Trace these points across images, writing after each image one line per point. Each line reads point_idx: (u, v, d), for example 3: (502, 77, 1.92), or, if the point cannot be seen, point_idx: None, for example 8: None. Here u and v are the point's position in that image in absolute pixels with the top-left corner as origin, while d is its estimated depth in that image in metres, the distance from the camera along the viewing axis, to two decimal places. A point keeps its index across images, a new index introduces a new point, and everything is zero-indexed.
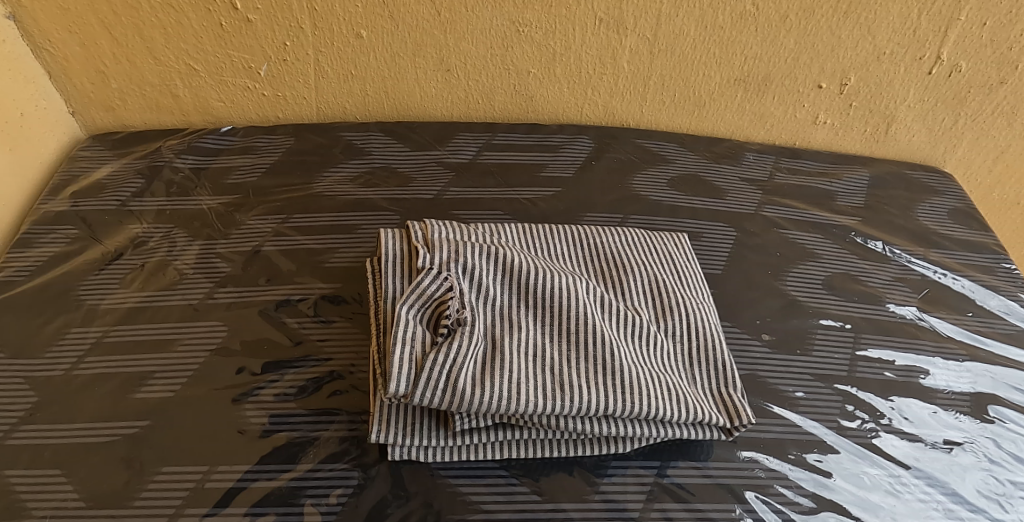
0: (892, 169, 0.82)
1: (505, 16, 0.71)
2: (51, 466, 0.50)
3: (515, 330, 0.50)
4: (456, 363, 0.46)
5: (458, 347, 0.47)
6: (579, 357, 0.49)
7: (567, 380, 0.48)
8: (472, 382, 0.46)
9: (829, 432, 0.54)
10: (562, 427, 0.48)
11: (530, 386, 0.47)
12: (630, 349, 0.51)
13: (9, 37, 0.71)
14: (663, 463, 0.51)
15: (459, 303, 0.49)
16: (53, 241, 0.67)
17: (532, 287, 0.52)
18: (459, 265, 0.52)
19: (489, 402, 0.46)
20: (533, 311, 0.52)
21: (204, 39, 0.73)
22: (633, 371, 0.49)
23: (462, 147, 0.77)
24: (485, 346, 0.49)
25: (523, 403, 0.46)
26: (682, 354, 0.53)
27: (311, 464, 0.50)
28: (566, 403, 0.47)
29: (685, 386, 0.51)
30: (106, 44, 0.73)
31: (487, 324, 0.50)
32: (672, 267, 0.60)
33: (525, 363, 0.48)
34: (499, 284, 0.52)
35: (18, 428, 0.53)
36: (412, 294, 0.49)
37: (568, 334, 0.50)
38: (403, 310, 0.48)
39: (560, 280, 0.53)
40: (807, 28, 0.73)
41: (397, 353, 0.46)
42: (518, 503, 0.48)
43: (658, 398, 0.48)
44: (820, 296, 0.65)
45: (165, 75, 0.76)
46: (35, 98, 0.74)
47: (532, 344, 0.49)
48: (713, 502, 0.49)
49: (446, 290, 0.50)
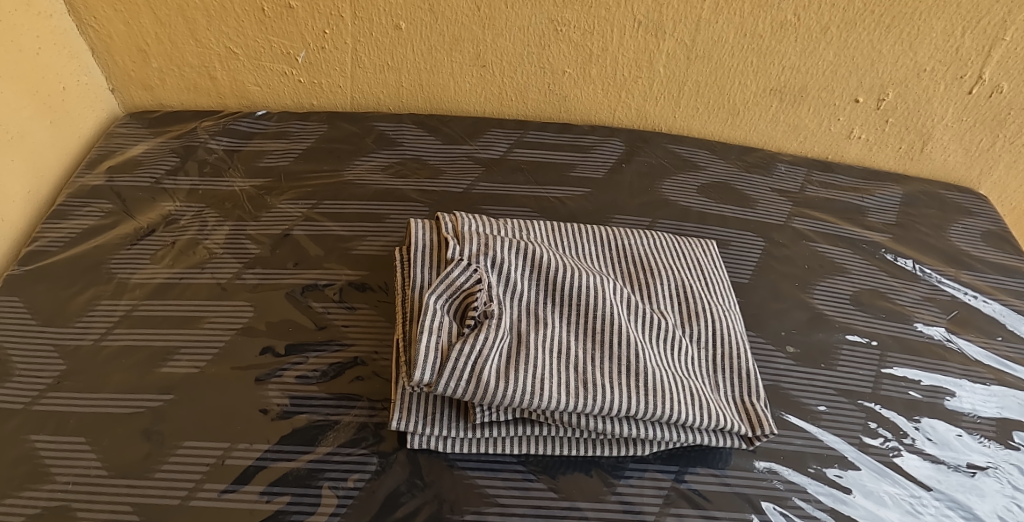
0: (925, 188, 0.81)
1: (544, 15, 0.72)
2: (76, 434, 0.51)
3: (541, 326, 0.50)
4: (481, 354, 0.46)
5: (484, 339, 0.47)
6: (605, 355, 0.49)
7: (590, 378, 0.48)
8: (496, 374, 0.46)
9: (851, 448, 0.54)
10: (583, 426, 0.48)
11: (554, 382, 0.47)
12: (656, 352, 0.51)
13: (56, 12, 0.72)
14: (681, 468, 0.51)
15: (487, 294, 0.50)
16: (87, 214, 0.69)
17: (560, 284, 0.52)
18: (488, 258, 0.52)
19: (512, 396, 0.46)
20: (559, 308, 0.52)
21: (246, 23, 0.74)
22: (658, 374, 0.49)
23: (493, 143, 0.78)
24: (511, 340, 0.49)
25: (546, 399, 0.46)
26: (707, 361, 0.53)
27: (330, 448, 0.51)
28: (589, 401, 0.47)
29: (708, 391, 0.51)
30: (150, 24, 0.75)
31: (512, 318, 0.50)
32: (700, 274, 0.59)
33: (550, 359, 0.48)
34: (527, 280, 0.52)
35: (46, 395, 0.54)
36: (440, 283, 0.49)
37: (593, 332, 0.50)
38: (431, 299, 0.48)
39: (589, 278, 0.53)
40: (848, 40, 0.72)
41: (424, 339, 0.46)
42: (533, 499, 0.48)
43: (682, 401, 0.48)
44: (847, 311, 0.64)
45: (205, 57, 0.77)
46: (77, 73, 0.76)
47: (557, 341, 0.49)
48: (729, 510, 0.49)
49: (474, 282, 0.50)
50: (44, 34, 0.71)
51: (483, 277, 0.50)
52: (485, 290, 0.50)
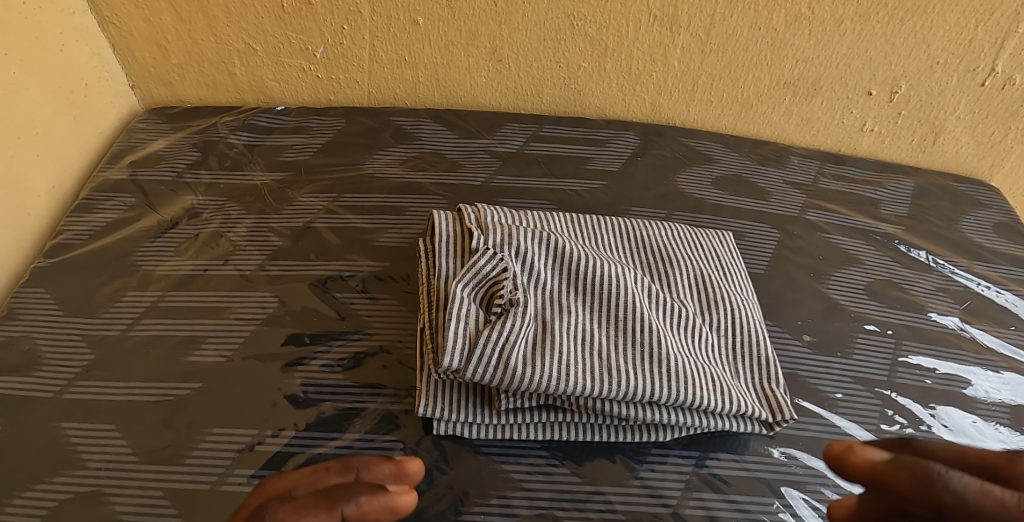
0: (937, 181, 0.82)
1: (560, 10, 0.72)
2: (106, 422, 0.52)
3: (564, 314, 0.51)
4: (508, 341, 0.47)
5: (510, 326, 0.48)
6: (631, 340, 0.50)
7: (614, 364, 0.49)
8: (523, 360, 0.47)
9: (868, 434, 0.54)
10: (606, 411, 0.49)
11: (579, 367, 0.48)
12: (678, 339, 0.52)
13: (78, 9, 0.73)
14: (702, 453, 0.52)
15: (512, 282, 0.51)
16: (111, 207, 0.70)
17: (583, 273, 0.53)
18: (512, 247, 0.53)
19: (539, 381, 0.47)
20: (582, 296, 0.52)
21: (265, 20, 0.74)
22: (682, 361, 0.50)
23: (510, 137, 0.78)
24: (536, 327, 0.50)
25: (573, 383, 0.47)
26: (729, 349, 0.54)
27: (356, 434, 0.52)
28: (613, 387, 0.47)
29: (729, 378, 0.51)
30: (170, 20, 0.76)
31: (537, 306, 0.51)
32: (720, 265, 0.60)
33: (575, 346, 0.49)
34: (550, 269, 0.53)
35: (75, 383, 0.55)
36: (467, 272, 0.50)
37: (618, 318, 0.51)
38: (458, 288, 0.49)
39: (613, 267, 0.54)
40: (861, 33, 0.72)
41: (451, 326, 0.47)
42: (558, 484, 0.49)
43: (704, 386, 0.49)
44: (862, 300, 0.65)
45: (224, 53, 0.78)
46: (98, 70, 0.77)
47: (581, 328, 0.50)
48: (750, 494, 0.50)
49: (500, 271, 0.51)
50: (67, 32, 0.72)
51: (509, 267, 0.51)
52: (511, 278, 0.51)
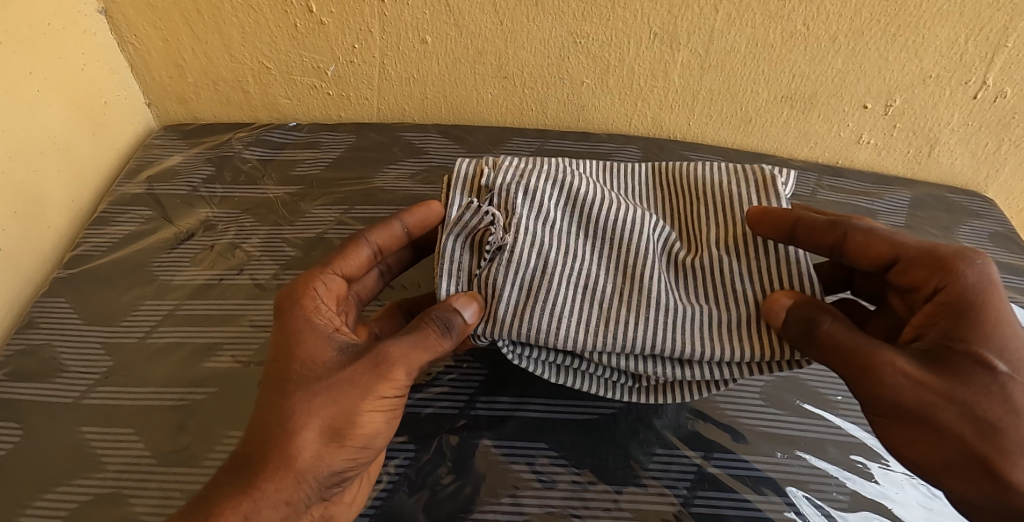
0: (931, 191, 0.85)
1: (564, 28, 0.75)
2: (125, 426, 0.54)
3: (570, 260, 0.51)
4: (494, 293, 0.50)
5: (495, 276, 0.50)
6: (637, 291, 0.50)
7: (614, 314, 0.49)
8: (512, 310, 0.49)
9: (869, 435, 0.56)
10: (609, 363, 0.50)
11: (577, 320, 0.49)
12: (689, 288, 0.51)
13: (99, 30, 0.75)
14: (706, 453, 0.54)
15: (512, 227, 0.51)
16: (128, 220, 0.72)
17: (597, 222, 0.53)
18: (521, 186, 0.53)
19: (528, 332, 0.49)
20: (592, 242, 0.53)
21: (279, 39, 0.77)
22: (688, 313, 0.49)
23: (519, 151, 0.82)
24: (534, 272, 0.50)
25: (570, 335, 0.49)
26: (746, 291, 0.50)
27: None
28: (606, 339, 0.49)
29: (739, 322, 0.49)
30: (187, 40, 0.77)
31: (529, 253, 0.51)
32: (759, 187, 0.54)
33: (573, 294, 0.50)
34: (562, 211, 0.53)
35: (95, 388, 0.56)
36: (453, 225, 0.50)
37: (625, 269, 0.51)
38: (445, 242, 0.51)
39: (630, 213, 0.53)
40: (856, 48, 0.75)
41: (444, 287, 0.51)
42: (567, 483, 0.52)
43: (709, 340, 0.48)
44: None
45: (238, 71, 0.81)
46: (117, 88, 0.80)
47: (583, 275, 0.51)
48: (753, 493, 0.52)
49: (483, 222, 0.50)
50: (88, 51, 0.75)
51: (512, 212, 0.52)
52: (512, 223, 0.51)
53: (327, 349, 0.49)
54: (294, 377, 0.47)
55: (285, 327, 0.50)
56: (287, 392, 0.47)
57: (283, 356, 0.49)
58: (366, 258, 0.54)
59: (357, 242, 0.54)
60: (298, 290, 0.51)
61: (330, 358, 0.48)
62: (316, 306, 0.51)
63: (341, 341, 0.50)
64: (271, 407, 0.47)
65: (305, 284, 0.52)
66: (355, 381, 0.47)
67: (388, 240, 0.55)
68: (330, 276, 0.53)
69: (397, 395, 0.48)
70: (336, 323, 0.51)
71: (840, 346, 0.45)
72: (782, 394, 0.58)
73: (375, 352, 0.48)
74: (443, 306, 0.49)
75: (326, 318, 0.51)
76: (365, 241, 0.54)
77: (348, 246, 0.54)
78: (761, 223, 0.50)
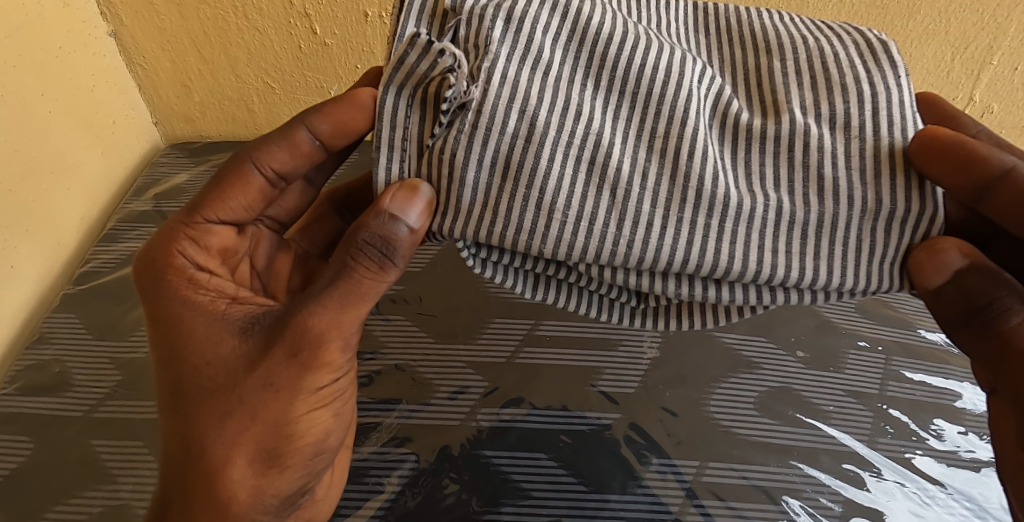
0: None
1: None
2: (134, 439, 0.55)
3: (579, 119, 0.41)
4: (455, 159, 0.41)
5: (454, 138, 0.41)
6: (660, 181, 0.42)
7: (631, 210, 0.41)
8: (490, 197, 0.41)
9: (861, 444, 0.57)
10: (609, 277, 0.43)
11: (576, 216, 0.41)
12: (757, 164, 0.43)
13: (109, 51, 0.77)
14: (702, 462, 0.56)
15: (487, 63, 0.40)
16: (137, 237, 0.74)
17: (616, 59, 0.42)
18: (502, 8, 0.41)
19: (508, 236, 0.41)
20: (602, 90, 0.42)
21: (284, 60, 0.79)
22: (737, 202, 0.42)
23: None
24: (520, 146, 0.41)
25: (564, 236, 0.41)
26: (846, 178, 0.42)
27: (374, 448, 0.56)
28: (614, 243, 0.41)
29: (823, 228, 0.42)
30: (195, 61, 0.79)
31: (507, 110, 0.40)
32: (866, 60, 0.44)
33: (575, 169, 0.41)
34: (557, 51, 0.42)
35: (103, 403, 0.58)
36: (398, 73, 0.41)
37: (651, 131, 0.42)
38: (387, 98, 0.42)
39: (674, 54, 0.43)
40: None
41: (382, 169, 0.43)
42: (566, 492, 0.54)
43: (758, 247, 0.41)
44: (853, 318, 0.67)
45: (244, 91, 0.83)
46: (126, 108, 0.82)
47: (591, 141, 0.41)
48: (746, 501, 0.54)
49: (437, 69, 0.40)
50: (98, 73, 0.76)
51: (489, 42, 0.41)
52: (487, 51, 0.41)
53: (220, 342, 0.46)
54: (189, 390, 0.45)
55: (163, 316, 0.47)
56: (186, 407, 0.45)
57: (170, 359, 0.46)
58: (255, 183, 0.49)
59: (241, 173, 0.49)
60: (162, 262, 0.48)
61: (227, 351, 0.45)
62: (193, 291, 0.47)
63: (235, 323, 0.46)
64: (180, 435, 0.45)
65: (171, 249, 0.48)
66: (258, 388, 0.44)
67: (286, 148, 0.48)
68: (206, 223, 0.50)
69: (322, 379, 0.45)
70: (224, 295, 0.48)
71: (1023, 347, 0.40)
72: (776, 404, 0.60)
73: (285, 342, 0.44)
74: (388, 205, 0.42)
75: (208, 299, 0.47)
76: (248, 163, 0.49)
77: (230, 179, 0.49)
78: (926, 154, 0.40)
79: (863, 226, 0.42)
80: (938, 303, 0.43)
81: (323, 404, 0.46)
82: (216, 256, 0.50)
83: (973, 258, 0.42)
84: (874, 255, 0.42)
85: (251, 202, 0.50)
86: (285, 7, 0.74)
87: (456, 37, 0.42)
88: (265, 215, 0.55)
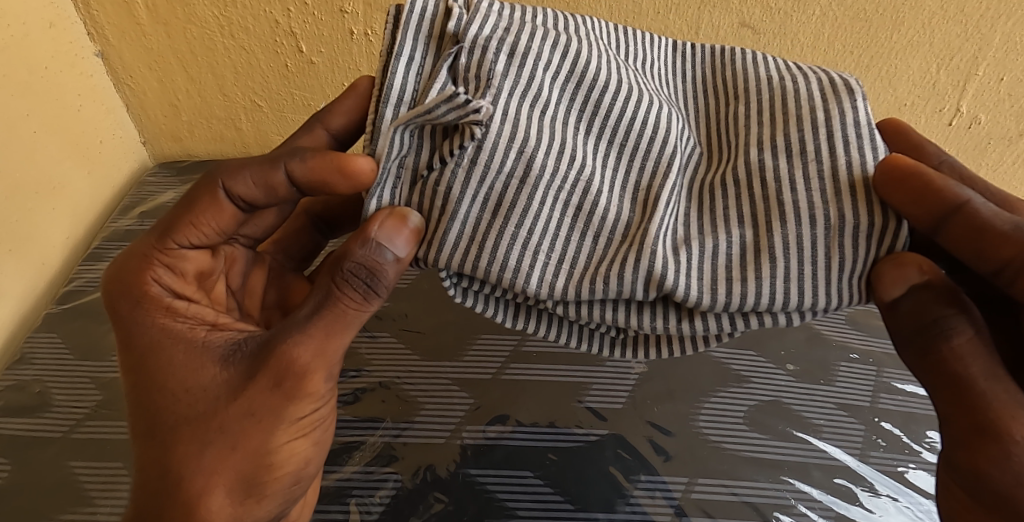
0: None
1: None
2: (113, 460, 0.54)
3: (574, 161, 0.42)
4: (452, 196, 0.41)
5: (455, 177, 0.41)
6: (637, 226, 0.42)
7: (609, 252, 0.41)
8: (478, 235, 0.41)
9: (852, 458, 0.56)
10: (585, 314, 0.43)
11: (559, 257, 0.41)
12: (718, 203, 0.43)
13: (96, 72, 0.77)
14: (690, 479, 0.55)
15: (490, 97, 0.40)
16: None
17: (603, 104, 0.43)
18: (507, 45, 0.42)
19: (492, 274, 0.41)
20: (594, 133, 0.43)
21: (271, 78, 0.79)
22: (700, 243, 0.42)
23: None
24: (514, 186, 0.41)
25: (546, 277, 0.41)
26: (807, 201, 0.41)
27: (357, 467, 0.55)
28: (596, 287, 0.41)
29: (794, 249, 0.40)
30: (182, 81, 0.80)
31: (509, 150, 0.41)
32: (827, 93, 0.43)
33: (561, 211, 0.41)
34: (557, 90, 0.42)
35: (83, 423, 0.57)
36: (416, 114, 0.39)
37: (634, 181, 0.43)
38: (394, 134, 0.40)
39: (653, 101, 0.44)
40: None
41: (375, 196, 0.42)
42: (551, 510, 0.53)
43: (727, 281, 0.41)
44: (843, 330, 0.67)
45: (231, 110, 0.83)
46: (113, 127, 0.82)
47: (583, 184, 0.42)
48: (735, 517, 0.53)
49: (458, 116, 0.39)
50: (85, 92, 0.76)
51: (492, 77, 0.41)
52: (491, 86, 0.41)
53: (201, 370, 0.45)
54: (167, 419, 0.44)
55: (141, 342, 0.46)
56: (161, 439, 0.44)
57: (143, 386, 0.45)
58: (228, 211, 0.49)
59: (212, 198, 0.48)
60: (137, 289, 0.47)
61: (208, 381, 0.44)
62: (171, 318, 0.47)
63: (216, 351, 0.46)
64: (154, 465, 0.44)
65: (146, 277, 0.48)
66: (239, 419, 0.43)
67: (259, 182, 0.47)
68: (178, 248, 0.49)
69: (304, 409, 0.45)
70: (203, 323, 0.48)
71: (954, 370, 0.40)
72: (767, 418, 0.59)
73: (269, 371, 0.43)
74: (376, 233, 0.41)
75: (186, 326, 0.47)
76: (218, 187, 0.48)
77: (202, 206, 0.48)
78: (889, 182, 0.39)
79: (830, 244, 0.40)
80: (892, 317, 0.43)
81: (304, 434, 0.45)
82: (191, 281, 0.50)
83: (929, 277, 0.41)
84: (846, 272, 0.40)
85: (222, 227, 0.50)
86: (270, 25, 0.74)
87: (456, 64, 0.42)
88: (240, 233, 0.54)
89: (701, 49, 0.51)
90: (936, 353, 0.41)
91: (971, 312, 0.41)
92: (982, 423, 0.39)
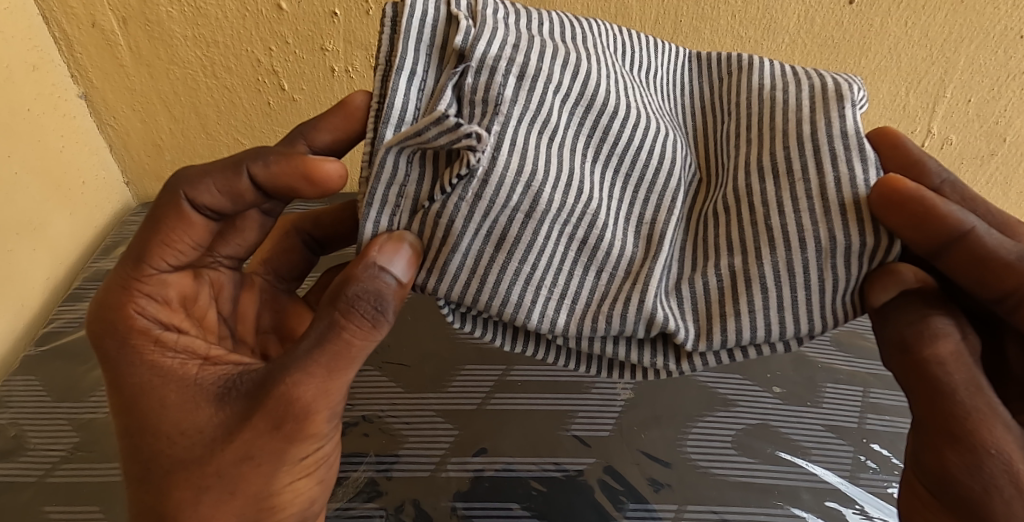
0: None
1: None
2: (89, 504, 0.53)
3: (581, 194, 0.42)
4: (454, 228, 0.40)
5: (458, 207, 0.40)
6: (641, 262, 0.42)
7: (614, 289, 0.42)
8: (479, 270, 0.41)
9: (842, 480, 0.56)
10: (585, 347, 0.44)
11: (562, 293, 0.42)
12: (711, 233, 0.44)
13: (80, 113, 0.78)
14: (680, 505, 0.54)
15: (497, 126, 0.40)
16: None
17: (612, 130, 0.44)
18: (516, 65, 0.42)
19: (492, 309, 0.41)
20: (603, 163, 0.43)
21: (253, 116, 0.80)
22: (692, 283, 0.43)
23: None
24: (519, 221, 0.41)
25: (548, 313, 0.42)
26: (797, 224, 0.41)
27: (340, 503, 0.54)
28: (601, 326, 0.42)
29: (780, 277, 0.41)
30: (165, 121, 0.81)
31: (516, 182, 0.40)
32: (818, 101, 0.44)
33: (564, 244, 0.41)
34: (564, 116, 0.43)
35: (59, 466, 0.56)
36: (409, 138, 0.39)
37: (639, 214, 0.44)
38: (387, 157, 0.40)
39: (657, 129, 0.45)
40: None
41: (370, 221, 0.41)
42: None
43: (712, 320, 0.42)
44: (828, 351, 0.67)
45: (214, 148, 0.83)
46: (96, 168, 0.82)
47: (590, 217, 0.42)
48: None
49: (448, 141, 0.39)
50: (67, 134, 0.77)
51: (500, 102, 0.41)
52: (498, 113, 0.40)
53: (196, 411, 0.44)
54: (161, 460, 0.44)
55: (129, 383, 0.45)
56: (158, 485, 0.44)
57: (138, 431, 0.44)
58: (197, 223, 0.49)
59: (179, 214, 0.48)
60: (122, 325, 0.46)
61: (204, 424, 0.44)
62: (160, 355, 0.46)
63: (210, 390, 0.45)
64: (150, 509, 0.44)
65: (128, 311, 0.46)
66: (235, 463, 0.43)
67: (224, 191, 0.47)
68: (156, 272, 0.48)
69: (306, 449, 0.44)
70: (195, 357, 0.47)
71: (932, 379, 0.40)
72: (755, 442, 0.58)
73: (266, 414, 0.42)
74: (376, 257, 0.41)
75: (178, 363, 0.46)
76: (182, 200, 0.48)
77: (171, 223, 0.48)
78: (887, 206, 0.39)
79: (823, 265, 0.40)
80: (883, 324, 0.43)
81: (308, 473, 0.45)
82: (176, 307, 0.49)
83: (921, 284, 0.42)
84: (837, 293, 0.40)
85: (195, 241, 0.49)
86: (252, 64, 0.75)
87: (461, 83, 0.41)
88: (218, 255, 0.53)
89: (689, 80, 0.52)
90: (917, 356, 0.41)
91: (955, 317, 0.42)
92: (955, 431, 0.39)
